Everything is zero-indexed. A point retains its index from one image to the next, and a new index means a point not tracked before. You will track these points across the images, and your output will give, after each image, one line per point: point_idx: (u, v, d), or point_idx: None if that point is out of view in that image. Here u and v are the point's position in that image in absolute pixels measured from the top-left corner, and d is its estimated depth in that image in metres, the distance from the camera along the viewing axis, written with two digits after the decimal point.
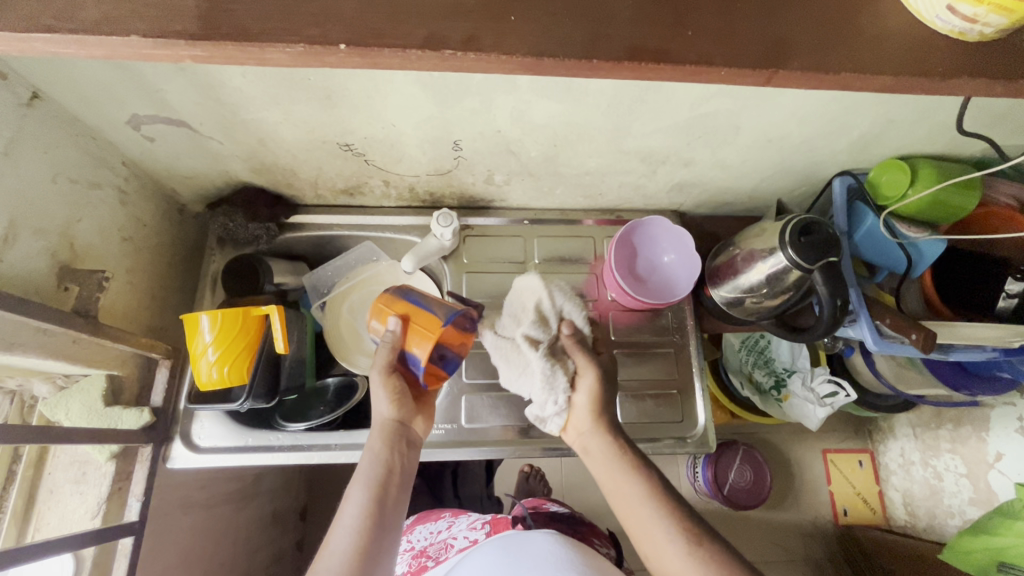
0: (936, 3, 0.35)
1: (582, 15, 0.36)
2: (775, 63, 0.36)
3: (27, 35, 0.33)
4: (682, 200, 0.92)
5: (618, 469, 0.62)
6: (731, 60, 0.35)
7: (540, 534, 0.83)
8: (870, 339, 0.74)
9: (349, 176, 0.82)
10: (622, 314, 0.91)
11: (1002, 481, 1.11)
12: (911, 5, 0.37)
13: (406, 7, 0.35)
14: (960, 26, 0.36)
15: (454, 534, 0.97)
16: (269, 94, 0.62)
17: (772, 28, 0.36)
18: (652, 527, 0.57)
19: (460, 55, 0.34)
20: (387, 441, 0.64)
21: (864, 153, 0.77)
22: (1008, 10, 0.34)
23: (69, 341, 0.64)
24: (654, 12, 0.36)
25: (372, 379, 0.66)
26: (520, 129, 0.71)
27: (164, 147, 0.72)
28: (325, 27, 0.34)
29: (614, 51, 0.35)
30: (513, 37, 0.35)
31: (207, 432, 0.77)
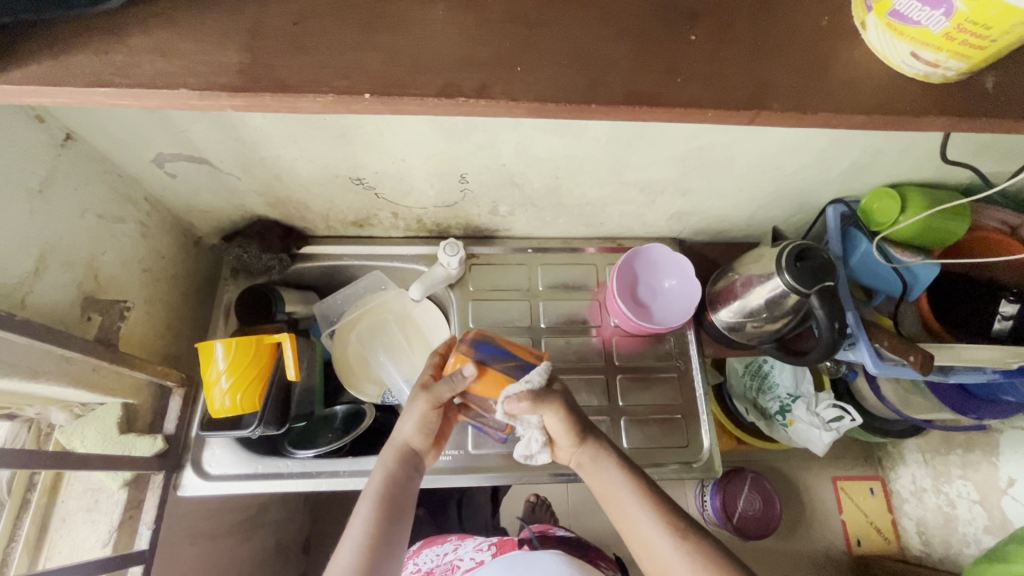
0: (901, 51, 0.39)
1: (580, 63, 0.39)
2: (758, 105, 0.39)
3: (85, 89, 0.37)
4: (680, 228, 0.95)
5: (614, 481, 0.64)
6: (718, 102, 0.38)
7: (543, 553, 0.83)
8: (870, 361, 0.75)
9: (359, 209, 0.86)
10: (627, 339, 0.93)
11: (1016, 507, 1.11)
12: (879, 51, 0.40)
13: (423, 59, 0.38)
14: (924, 70, 0.40)
15: (461, 555, 0.97)
16: (287, 134, 0.66)
17: (757, 73, 0.40)
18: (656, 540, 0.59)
19: (473, 101, 0.37)
20: (397, 461, 0.65)
21: (855, 181, 0.80)
22: (968, 56, 0.37)
23: (89, 369, 0.66)
24: (647, 59, 0.39)
25: (417, 411, 0.65)
26: (524, 163, 0.74)
27: (185, 182, 0.75)
28: (352, 78, 0.37)
29: (612, 95, 0.38)
30: (519, 84, 0.38)
31: (218, 459, 0.78)
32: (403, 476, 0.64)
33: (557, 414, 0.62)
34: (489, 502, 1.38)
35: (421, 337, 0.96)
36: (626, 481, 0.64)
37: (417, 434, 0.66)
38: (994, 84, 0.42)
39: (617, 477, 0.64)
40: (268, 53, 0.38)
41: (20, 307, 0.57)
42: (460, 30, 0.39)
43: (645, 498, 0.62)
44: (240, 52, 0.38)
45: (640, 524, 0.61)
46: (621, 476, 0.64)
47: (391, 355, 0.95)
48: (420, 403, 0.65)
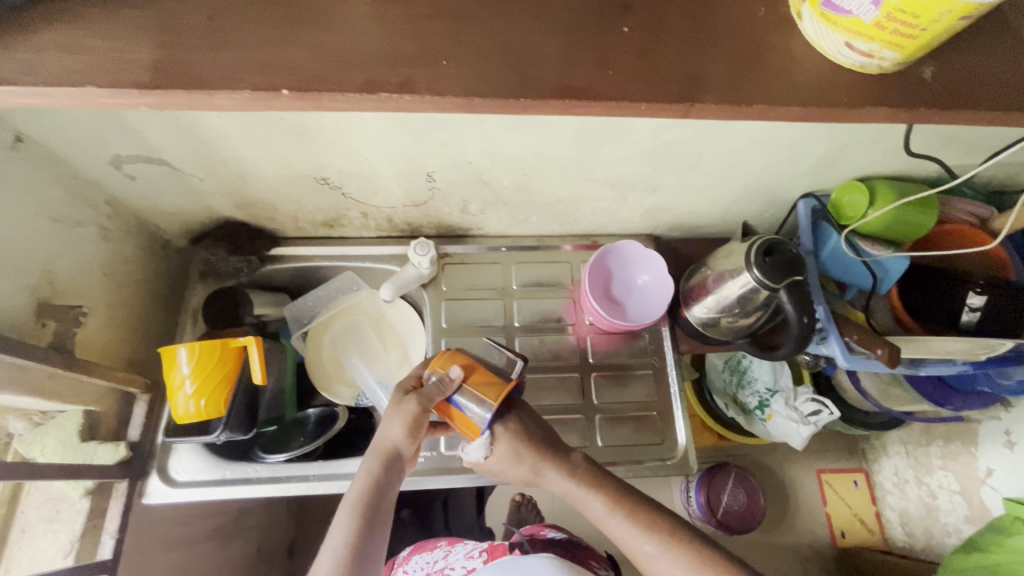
0: (836, 41, 0.39)
1: (512, 58, 0.38)
2: (693, 97, 0.38)
3: (4, 89, 0.35)
4: (654, 224, 0.94)
5: (592, 502, 0.65)
6: (651, 96, 0.38)
7: (536, 557, 0.82)
8: (840, 355, 0.75)
9: (328, 210, 0.84)
10: (602, 337, 0.92)
11: (994, 495, 1.16)
12: (816, 42, 0.41)
13: (347, 54, 0.37)
14: (859, 60, 0.40)
15: (453, 563, 0.96)
16: (245, 133, 0.65)
17: (696, 65, 0.39)
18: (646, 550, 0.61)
19: (398, 96, 0.36)
20: (384, 466, 0.62)
21: (825, 175, 0.80)
22: (900, 45, 0.37)
23: (45, 377, 0.64)
24: (580, 53, 0.39)
25: (405, 412, 0.62)
26: (490, 160, 0.73)
27: (146, 184, 0.74)
28: (271, 75, 0.36)
29: (543, 90, 0.37)
30: (447, 80, 0.37)
31: (185, 465, 0.77)
32: (388, 480, 0.62)
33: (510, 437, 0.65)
34: (474, 502, 1.38)
35: (395, 337, 0.95)
36: (605, 505, 0.64)
37: (406, 438, 0.63)
38: (930, 75, 0.42)
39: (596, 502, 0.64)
40: (185, 50, 0.37)
41: None
42: (385, 26, 0.38)
43: (629, 514, 0.63)
44: (153, 49, 0.37)
45: (630, 537, 0.62)
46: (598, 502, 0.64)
47: (364, 356, 0.94)
48: (411, 404, 0.62)
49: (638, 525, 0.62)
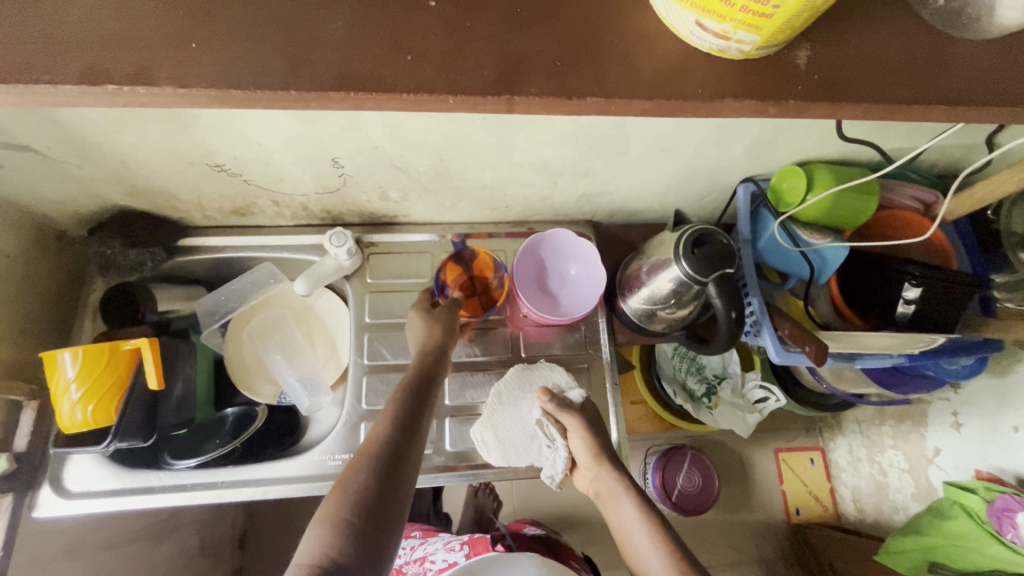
0: (687, 20, 0.38)
1: (286, 43, 0.38)
2: (511, 89, 0.39)
3: None
4: (592, 209, 0.89)
5: (627, 515, 0.75)
6: (456, 88, 0.38)
7: (524, 555, 0.90)
8: (773, 350, 0.72)
9: (234, 197, 0.78)
10: (537, 329, 0.89)
11: (939, 475, 1.21)
12: (668, 21, 0.40)
13: (99, 35, 0.37)
14: (717, 44, 0.39)
15: (431, 551, 1.00)
16: (111, 116, 0.58)
17: (507, 49, 0.40)
18: (643, 546, 0.72)
19: (129, 89, 0.36)
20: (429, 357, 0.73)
21: (763, 158, 0.75)
22: (752, 25, 0.35)
23: None
24: (366, 31, 0.39)
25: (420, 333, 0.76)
26: (399, 145, 0.67)
27: (15, 173, 0.66)
28: (7, 60, 0.36)
29: (320, 83, 0.37)
30: (192, 66, 0.37)
31: (81, 475, 0.72)
32: (431, 369, 0.72)
33: (581, 431, 0.80)
34: (429, 490, 1.36)
35: (323, 330, 0.90)
36: (638, 512, 0.74)
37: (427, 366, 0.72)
38: (805, 61, 0.42)
39: (630, 506, 0.75)
40: None
41: None
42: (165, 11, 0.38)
43: (652, 524, 0.73)
44: None
45: (633, 532, 0.74)
46: (633, 508, 0.75)
47: (287, 353, 0.88)
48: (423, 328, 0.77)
49: (657, 535, 0.72)
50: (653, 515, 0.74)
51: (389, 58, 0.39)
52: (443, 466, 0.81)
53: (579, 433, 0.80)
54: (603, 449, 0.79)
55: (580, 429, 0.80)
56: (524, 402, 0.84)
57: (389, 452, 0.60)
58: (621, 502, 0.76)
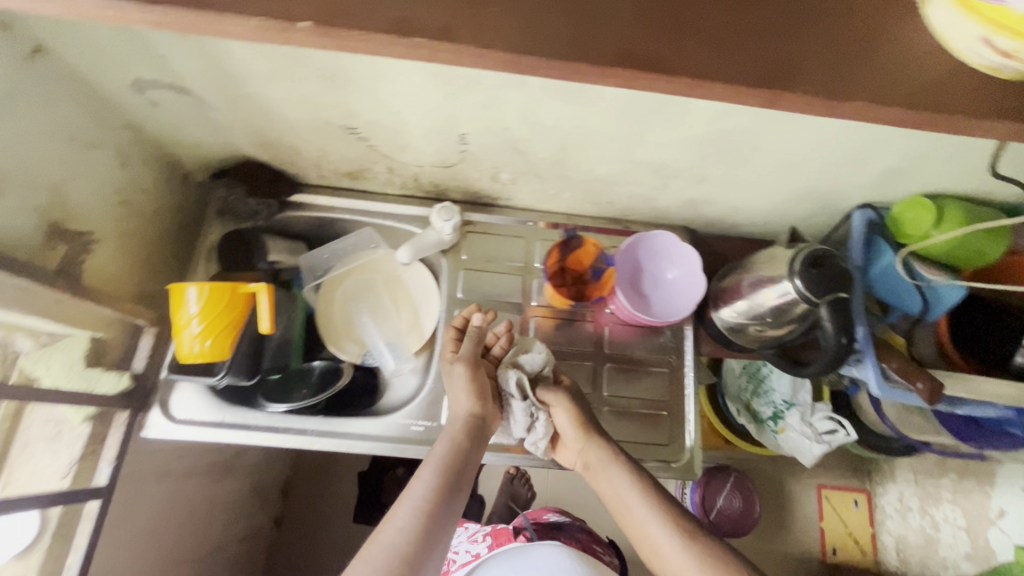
0: (971, 35, 0.34)
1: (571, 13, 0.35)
2: (782, 85, 0.35)
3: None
4: (693, 216, 0.89)
5: (621, 484, 0.71)
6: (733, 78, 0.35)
7: (545, 546, 0.95)
8: (874, 383, 0.70)
9: (353, 161, 0.80)
10: (622, 328, 0.89)
11: (1003, 540, 1.08)
12: (942, 33, 0.35)
13: None
14: (995, 61, 0.35)
15: (457, 545, 1.05)
16: (273, 69, 0.60)
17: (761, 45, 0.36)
18: (663, 538, 0.66)
19: None
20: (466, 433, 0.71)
21: (890, 185, 0.73)
22: None
23: (52, 300, 0.62)
24: None
25: (461, 380, 0.76)
26: (528, 128, 0.68)
27: (168, 113, 0.70)
28: None
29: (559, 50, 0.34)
30: None
31: (185, 403, 0.77)
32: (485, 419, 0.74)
33: (563, 404, 0.76)
34: None
35: (409, 301, 0.92)
36: (628, 480, 0.71)
37: (475, 403, 0.74)
38: None
39: (620, 476, 0.72)
40: None
41: None
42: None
43: (649, 498, 0.69)
44: None
45: (649, 525, 0.67)
46: (624, 477, 0.71)
47: (375, 317, 0.91)
48: (467, 374, 0.76)
49: (659, 509, 0.68)
50: (645, 482, 0.71)
51: (669, 36, 0.35)
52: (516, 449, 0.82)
53: (567, 413, 0.76)
54: (588, 420, 0.76)
55: (563, 405, 0.76)
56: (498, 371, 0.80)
57: (415, 540, 0.58)
58: (626, 491, 0.71)
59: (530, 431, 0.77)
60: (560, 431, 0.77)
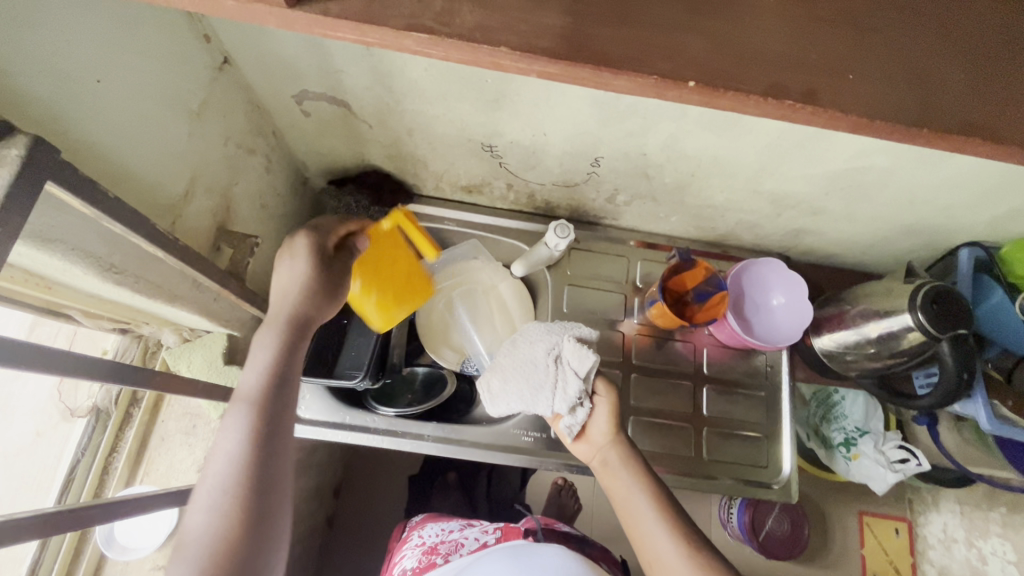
0: None
1: (912, 82, 0.31)
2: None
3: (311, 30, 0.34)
4: (792, 245, 0.91)
5: (627, 487, 0.64)
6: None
7: (550, 547, 0.82)
8: (984, 418, 0.73)
9: (475, 176, 0.83)
10: (719, 350, 0.91)
11: None
12: None
13: None
14: None
15: (467, 534, 0.94)
16: (440, 90, 0.63)
17: None
18: (664, 546, 0.60)
19: None
20: (289, 331, 0.57)
21: (1003, 226, 0.76)
22: None
23: (212, 299, 0.66)
24: None
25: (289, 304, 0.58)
26: (666, 155, 0.71)
27: (315, 123, 0.73)
28: None
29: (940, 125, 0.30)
30: None
31: (311, 405, 0.79)
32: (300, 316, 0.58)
33: (608, 398, 0.69)
34: (518, 476, 1.38)
35: (506, 310, 0.90)
36: (639, 486, 0.64)
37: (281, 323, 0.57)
38: None
39: (628, 478, 0.65)
40: None
41: (171, 229, 0.56)
42: (799, 32, 0.31)
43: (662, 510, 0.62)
44: None
45: (653, 534, 0.61)
46: (633, 481, 0.64)
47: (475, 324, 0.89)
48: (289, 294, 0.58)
49: (667, 523, 0.61)
50: (659, 492, 0.64)
51: (1003, 108, 0.31)
52: None
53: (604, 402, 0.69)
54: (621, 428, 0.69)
55: (606, 395, 0.69)
56: (540, 344, 0.72)
57: (248, 475, 0.49)
58: (629, 488, 0.64)
59: (568, 413, 0.68)
60: (588, 424, 0.70)
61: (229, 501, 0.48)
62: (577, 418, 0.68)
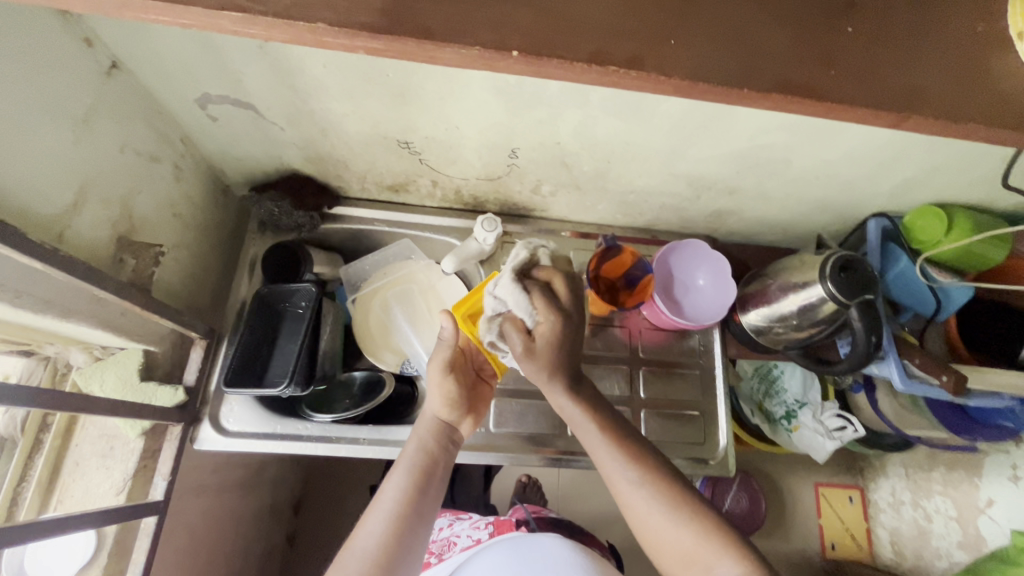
0: None
1: (729, 47, 0.34)
2: (908, 108, 0.35)
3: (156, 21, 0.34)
4: (717, 226, 0.94)
5: (597, 426, 0.64)
6: (869, 102, 0.34)
7: (548, 536, 0.82)
8: (897, 378, 0.76)
9: (399, 174, 0.83)
10: (653, 333, 0.93)
11: (992, 528, 1.06)
12: None
13: None
14: None
15: (457, 531, 0.93)
16: (343, 86, 0.63)
17: (908, 77, 0.35)
18: (641, 493, 0.59)
19: None
20: (430, 432, 0.66)
21: (904, 196, 0.80)
22: None
23: (118, 313, 0.64)
24: None
25: (437, 382, 0.67)
26: (579, 143, 0.72)
27: (225, 128, 0.71)
28: None
29: (766, 84, 0.33)
30: None
31: (237, 415, 0.77)
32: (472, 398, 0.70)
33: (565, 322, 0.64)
34: (481, 478, 1.35)
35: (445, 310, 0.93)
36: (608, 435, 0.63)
37: (444, 406, 0.67)
38: None
39: (603, 420, 0.64)
40: None
41: (58, 242, 0.54)
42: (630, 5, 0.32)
43: (630, 449, 0.62)
44: None
45: (630, 478, 0.60)
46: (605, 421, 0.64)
47: (414, 324, 0.91)
48: (441, 377, 0.67)
49: (634, 457, 0.61)
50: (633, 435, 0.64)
51: (823, 65, 0.34)
52: (554, 452, 0.84)
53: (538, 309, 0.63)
54: (569, 359, 0.64)
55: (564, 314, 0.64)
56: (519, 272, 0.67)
57: (410, 513, 0.57)
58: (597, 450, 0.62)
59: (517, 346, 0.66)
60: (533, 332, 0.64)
61: (386, 533, 0.55)
62: (526, 321, 0.63)
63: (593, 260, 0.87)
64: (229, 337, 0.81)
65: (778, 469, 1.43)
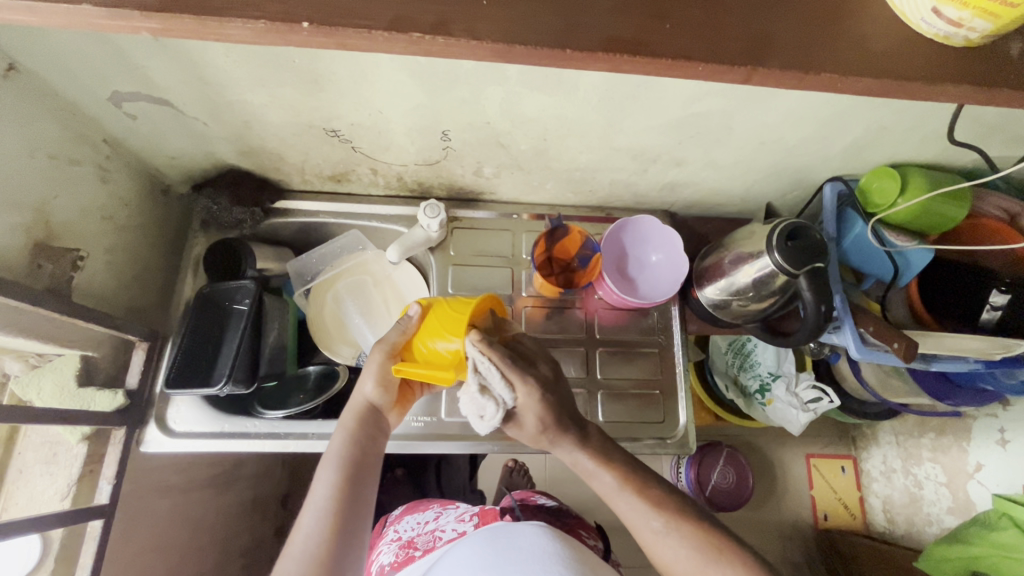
0: (921, 6, 0.35)
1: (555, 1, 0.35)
2: (756, 59, 0.35)
3: None
4: (674, 200, 0.91)
5: (609, 484, 0.62)
6: (711, 58, 0.34)
7: (529, 525, 0.77)
8: (853, 346, 0.74)
9: (336, 163, 0.81)
10: (609, 313, 0.91)
11: (981, 491, 1.02)
12: (899, 8, 0.36)
13: None
14: (944, 30, 0.36)
15: (442, 525, 0.92)
16: (253, 76, 0.61)
17: (755, 22, 0.36)
18: (647, 536, 0.59)
19: None
20: (358, 423, 0.62)
21: (858, 158, 0.76)
22: (993, 14, 0.33)
23: (42, 320, 0.63)
24: None
25: (376, 367, 0.63)
26: (509, 121, 0.69)
27: (146, 125, 0.69)
28: None
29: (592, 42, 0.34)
30: None
31: (184, 416, 0.77)
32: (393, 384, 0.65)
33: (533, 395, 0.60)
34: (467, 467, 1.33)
35: (399, 300, 0.93)
36: (615, 482, 0.62)
37: (376, 392, 0.64)
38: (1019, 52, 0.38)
39: (607, 478, 0.62)
40: None
41: None
42: None
43: (635, 493, 0.61)
44: None
45: (644, 529, 0.59)
46: (609, 479, 0.62)
47: (367, 316, 0.91)
48: (375, 358, 0.63)
49: (646, 504, 0.60)
50: (635, 479, 0.62)
51: (655, 25, 0.35)
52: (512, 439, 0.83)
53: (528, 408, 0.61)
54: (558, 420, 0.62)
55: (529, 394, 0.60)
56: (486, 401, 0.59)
57: (339, 509, 0.55)
58: (620, 499, 0.61)
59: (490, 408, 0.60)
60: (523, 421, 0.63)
61: (323, 540, 0.53)
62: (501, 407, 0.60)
63: (539, 241, 0.84)
64: (174, 337, 0.80)
65: (767, 443, 1.41)
